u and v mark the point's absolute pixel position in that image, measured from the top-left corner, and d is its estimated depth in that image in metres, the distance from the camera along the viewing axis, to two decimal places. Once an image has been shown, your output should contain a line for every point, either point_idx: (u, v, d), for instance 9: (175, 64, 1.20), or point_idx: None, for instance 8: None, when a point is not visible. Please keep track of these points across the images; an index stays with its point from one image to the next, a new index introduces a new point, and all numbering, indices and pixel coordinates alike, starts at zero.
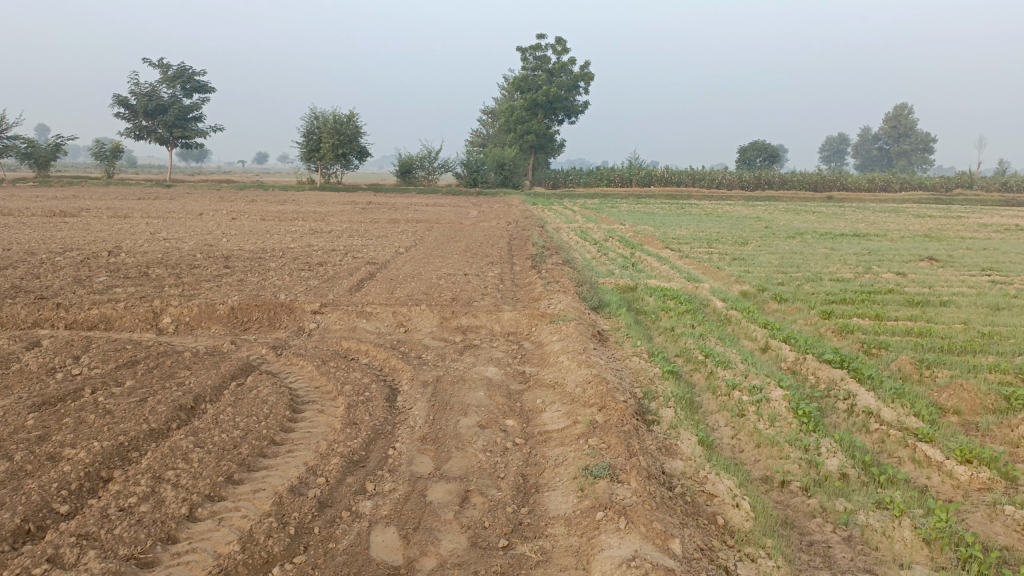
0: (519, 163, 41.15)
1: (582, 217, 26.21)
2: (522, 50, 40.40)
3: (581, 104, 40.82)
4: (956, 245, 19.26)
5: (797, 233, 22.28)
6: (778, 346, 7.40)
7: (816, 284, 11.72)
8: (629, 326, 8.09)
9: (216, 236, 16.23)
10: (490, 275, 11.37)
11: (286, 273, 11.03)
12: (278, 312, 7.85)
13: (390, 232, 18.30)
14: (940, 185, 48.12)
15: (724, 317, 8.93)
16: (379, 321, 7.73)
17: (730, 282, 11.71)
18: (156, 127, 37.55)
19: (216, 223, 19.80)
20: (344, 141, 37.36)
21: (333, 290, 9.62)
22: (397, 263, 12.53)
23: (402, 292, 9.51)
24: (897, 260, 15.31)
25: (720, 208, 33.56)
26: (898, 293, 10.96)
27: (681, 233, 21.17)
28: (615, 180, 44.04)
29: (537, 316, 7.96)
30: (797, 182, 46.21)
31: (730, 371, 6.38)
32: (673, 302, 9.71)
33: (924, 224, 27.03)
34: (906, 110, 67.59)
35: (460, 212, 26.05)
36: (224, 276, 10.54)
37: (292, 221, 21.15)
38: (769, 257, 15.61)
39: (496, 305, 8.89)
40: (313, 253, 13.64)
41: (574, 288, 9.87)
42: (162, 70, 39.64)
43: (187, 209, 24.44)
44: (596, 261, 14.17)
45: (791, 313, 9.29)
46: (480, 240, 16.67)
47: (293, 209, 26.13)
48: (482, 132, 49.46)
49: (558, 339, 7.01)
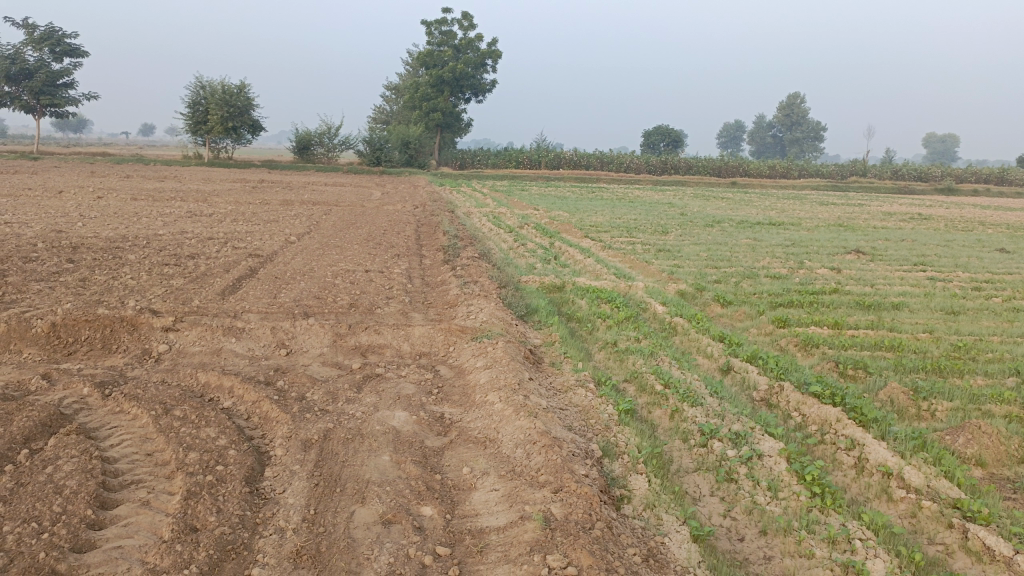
0: (426, 142, 39.24)
1: (492, 200, 24.79)
2: (428, 23, 38.37)
3: (489, 83, 39.28)
4: (873, 235, 18.96)
5: (713, 220, 21.59)
6: (744, 366, 6.20)
7: (754, 281, 10.74)
8: (566, 342, 6.72)
9: (71, 220, 13.87)
10: (397, 271, 9.80)
11: (146, 268, 9.09)
12: (117, 329, 6.03)
13: (282, 216, 16.36)
14: (836, 173, 49.44)
15: (670, 326, 7.69)
16: (253, 340, 6.04)
17: (664, 280, 10.60)
18: (20, 93, 33.50)
19: (76, 203, 17.23)
20: (235, 114, 34.47)
21: (202, 293, 7.85)
22: (286, 256, 10.74)
23: (288, 297, 7.83)
24: (823, 252, 14.63)
25: (630, 193, 32.94)
26: (843, 293, 10.07)
27: (597, 220, 20.09)
28: (523, 162, 42.82)
29: (455, 332, 6.45)
30: (702, 167, 46.36)
31: (699, 407, 5.10)
32: (609, 306, 8.43)
33: (831, 212, 27.07)
34: (799, 99, 69.26)
35: (361, 193, 24.15)
36: (64, 275, 8.50)
37: (169, 202, 18.77)
38: (695, 248, 14.66)
39: (403, 315, 7.33)
40: (186, 242, 11.64)
41: (496, 290, 8.46)
42: (28, 31, 35.56)
43: (48, 186, 21.51)
44: (513, 254, 12.77)
45: (741, 320, 8.17)
46: (383, 227, 15.02)
47: (173, 187, 23.54)
48: (385, 108, 47.25)
49: (484, 365, 5.56)
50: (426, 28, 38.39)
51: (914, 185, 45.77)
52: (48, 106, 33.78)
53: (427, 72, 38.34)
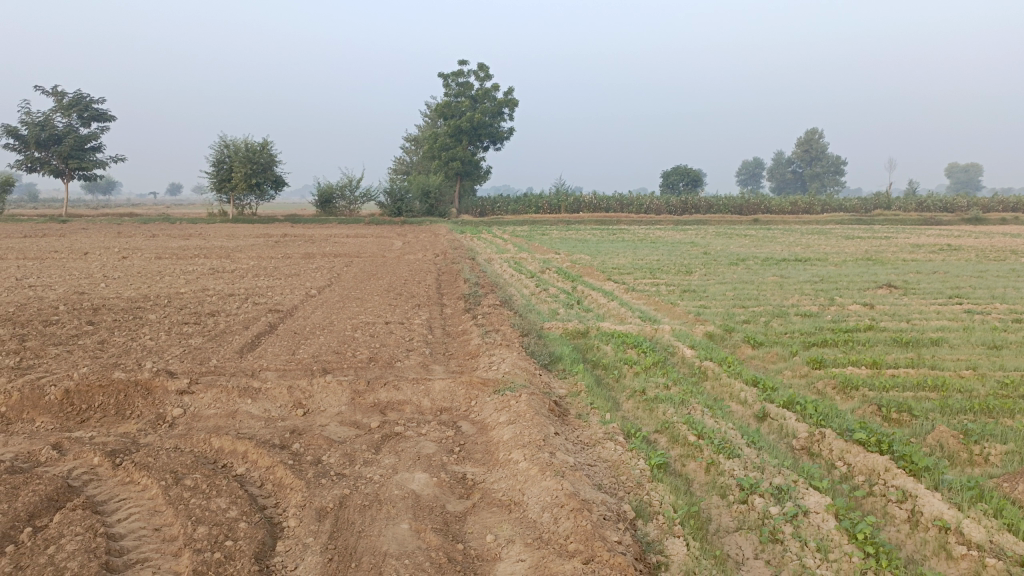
0: (445, 190, 39.54)
1: (513, 245, 24.73)
2: (444, 75, 39.00)
3: (506, 130, 39.62)
4: (903, 268, 18.55)
5: (737, 259, 21.29)
6: (780, 413, 5.90)
7: (785, 321, 10.44)
8: (592, 392, 6.47)
9: (95, 281, 13.95)
10: (417, 323, 9.64)
11: (165, 328, 9.03)
12: (131, 394, 5.89)
13: (303, 270, 16.36)
14: (859, 206, 48.94)
15: (700, 371, 7.41)
16: (269, 401, 5.86)
17: (691, 322, 10.33)
18: (50, 158, 34.34)
19: (100, 264, 17.38)
20: (257, 170, 35.01)
21: (219, 352, 7.73)
22: (306, 310, 10.65)
23: (307, 353, 7.68)
24: (853, 288, 14.28)
25: (651, 234, 32.77)
26: (878, 330, 9.73)
27: (620, 262, 19.90)
28: (543, 207, 42.91)
29: (476, 385, 6.23)
30: (723, 206, 46.18)
31: (737, 459, 4.82)
32: (636, 352, 8.17)
33: (858, 246, 26.64)
34: (817, 134, 69.14)
35: (382, 244, 24.22)
36: (82, 338, 8.44)
37: (192, 259, 18.91)
38: (720, 288, 14.38)
39: (424, 369, 7.13)
40: (206, 300, 11.60)
41: (519, 339, 8.25)
42: (58, 98, 36.63)
43: (75, 248, 21.80)
44: (535, 300, 12.59)
45: (774, 362, 7.86)
46: (403, 277, 14.93)
47: (197, 244, 23.79)
48: (405, 159, 47.84)
49: (507, 420, 5.32)
50: (443, 79, 39.00)
51: (940, 216, 45.14)
52: (76, 170, 34.56)
53: (445, 123, 38.82)
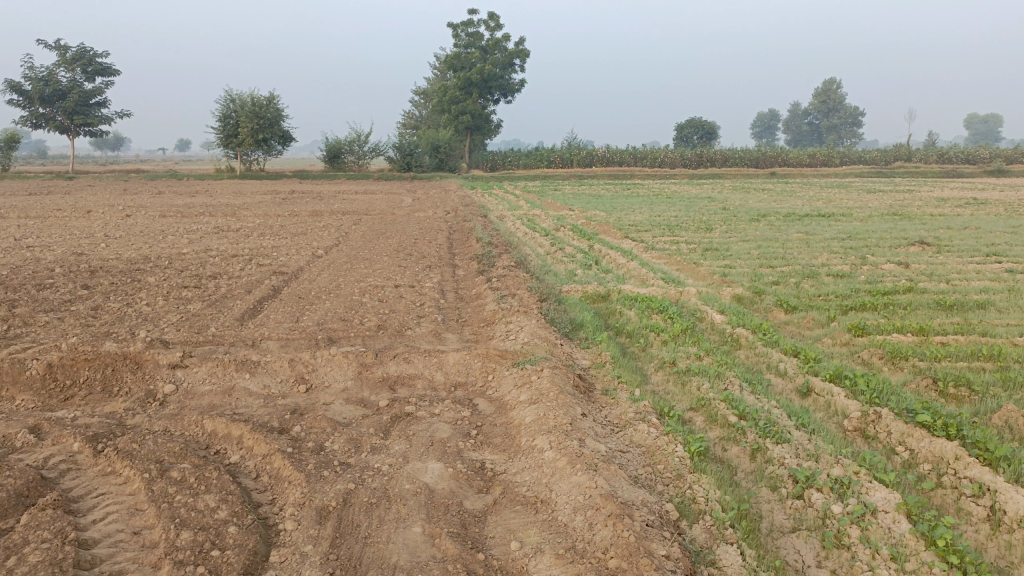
0: (455, 145, 38.74)
1: (525, 202, 24.06)
2: (454, 25, 37.87)
3: (517, 82, 38.61)
4: (932, 223, 17.83)
5: (758, 214, 20.60)
6: (827, 389, 5.38)
7: (817, 281, 9.87)
8: (619, 364, 5.97)
9: (95, 241, 13.48)
10: (428, 285, 9.14)
11: (163, 292, 8.57)
12: (120, 368, 5.43)
13: (310, 228, 15.83)
14: (879, 158, 47.72)
15: (732, 339, 6.88)
16: (269, 375, 5.38)
17: (718, 283, 9.78)
18: (55, 114, 33.69)
19: (102, 223, 16.89)
20: (264, 125, 34.26)
21: (219, 319, 7.25)
22: (312, 272, 10.16)
23: (311, 320, 7.20)
24: (883, 245, 13.62)
25: (666, 188, 32.03)
26: (918, 292, 9.13)
27: (636, 218, 19.26)
28: (555, 161, 42.04)
29: (493, 358, 5.73)
30: (739, 159, 45.12)
31: (787, 445, 4.32)
32: (662, 318, 7.64)
33: (881, 200, 25.85)
34: (834, 85, 67.31)
35: (392, 201, 23.60)
36: (75, 303, 7.99)
37: (198, 217, 18.41)
38: (744, 246, 13.78)
39: (436, 339, 6.65)
40: (208, 261, 11.12)
41: (537, 304, 7.75)
42: (61, 52, 35.82)
43: (79, 206, 21.32)
44: (551, 260, 12.03)
45: (811, 329, 7.31)
46: (414, 236, 14.40)
47: (203, 201, 23.26)
48: (414, 113, 46.90)
49: (529, 399, 4.84)
50: (452, 30, 37.87)
51: (963, 169, 43.94)
52: (82, 125, 33.95)
53: (454, 75, 37.83)
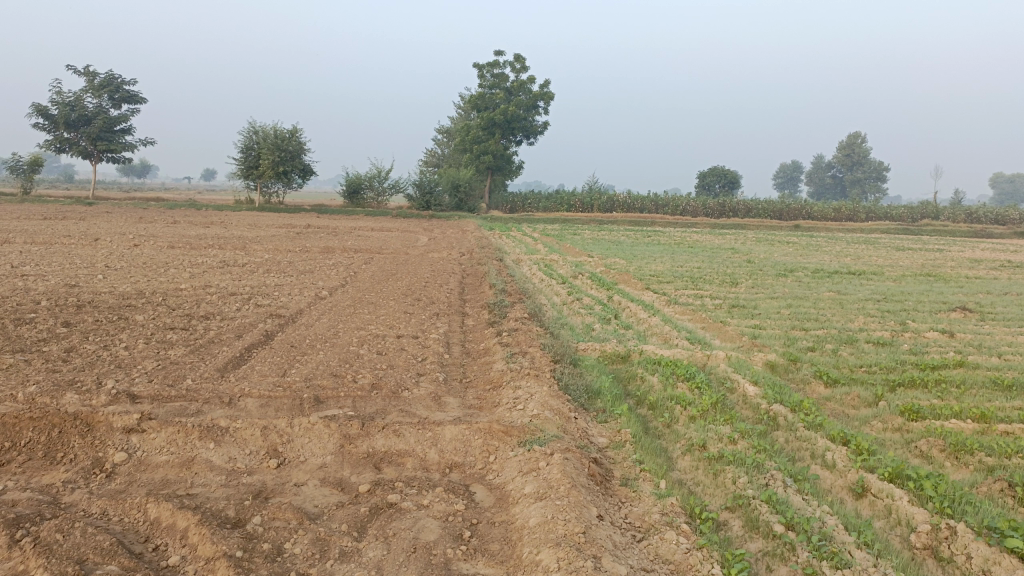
0: (475, 185, 38.40)
1: (543, 246, 23.42)
2: (480, 67, 37.92)
3: (541, 125, 38.42)
4: (969, 287, 16.97)
5: (785, 268, 19.83)
6: (887, 490, 4.60)
7: (856, 349, 9.06)
8: (641, 447, 5.20)
9: (93, 272, 12.92)
10: (433, 337, 8.45)
11: (146, 334, 7.93)
12: (70, 430, 4.73)
13: (318, 266, 15.23)
14: (906, 215, 46.85)
15: (769, 418, 6.09)
16: (237, 446, 4.67)
17: (748, 347, 9.00)
18: (79, 140, 33.71)
19: (107, 252, 16.37)
20: (285, 159, 34.09)
21: (198, 369, 6.57)
22: (311, 315, 9.51)
23: (299, 375, 6.50)
24: (921, 309, 12.79)
25: (688, 237, 31.36)
26: (970, 367, 8.30)
27: (658, 268, 18.56)
28: (575, 205, 41.57)
29: (496, 435, 4.98)
30: (762, 210, 44.43)
31: (848, 571, 3.53)
32: (688, 386, 6.87)
33: (912, 259, 25.01)
34: (859, 139, 66.70)
35: (406, 239, 23.08)
36: (49, 343, 7.36)
37: (207, 249, 17.90)
38: (773, 304, 13.00)
39: (435, 404, 5.91)
40: (205, 299, 10.50)
41: (551, 366, 7.02)
42: (89, 79, 36.06)
43: (89, 233, 20.94)
44: (567, 311, 11.32)
45: (856, 410, 6.51)
46: (425, 279, 13.78)
47: (216, 233, 22.84)
48: (436, 152, 46.87)
49: (535, 492, 4.09)
50: (477, 71, 37.86)
51: (992, 229, 42.95)
52: (104, 152, 33.95)
53: (478, 115, 37.73)
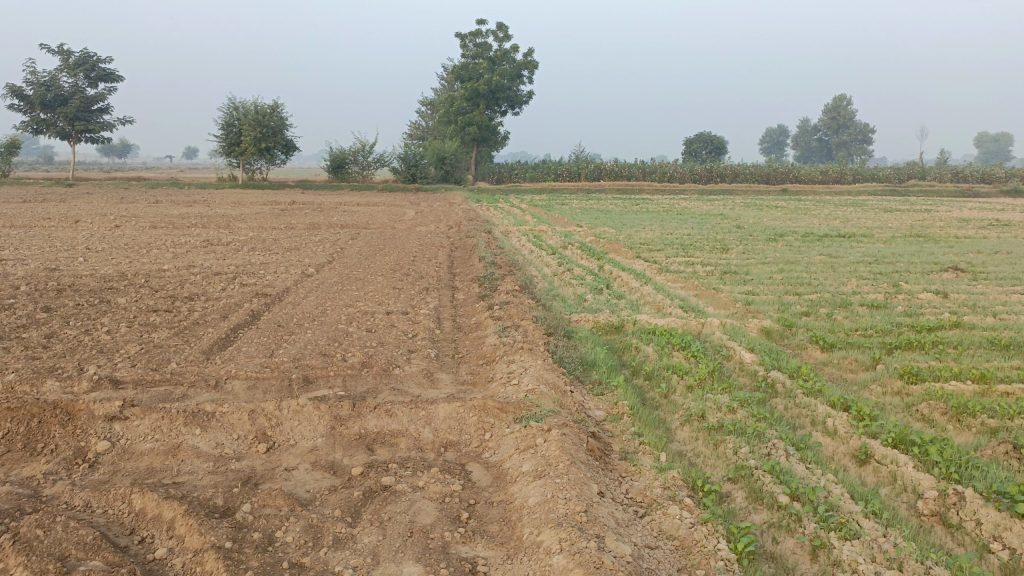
0: (461, 157, 38.01)
1: (531, 216, 23.22)
2: (462, 36, 37.33)
3: (526, 94, 37.96)
4: (959, 247, 16.93)
5: (775, 233, 19.74)
6: (891, 456, 4.52)
7: (851, 313, 8.98)
8: (639, 419, 5.09)
9: (74, 255, 12.65)
10: (423, 312, 8.30)
11: (129, 317, 7.74)
12: (50, 419, 4.57)
13: (305, 243, 15.00)
14: (892, 177, 46.81)
15: (767, 385, 6.00)
16: (225, 431, 4.53)
17: (743, 314, 8.90)
18: (55, 120, 33.03)
19: (88, 234, 16.06)
20: (268, 134, 33.58)
21: (183, 352, 6.40)
22: (298, 294, 9.33)
23: (287, 355, 6.35)
24: (913, 270, 12.73)
25: (676, 204, 31.19)
26: (966, 327, 8.23)
27: (648, 236, 18.44)
28: (562, 174, 41.26)
29: (491, 412, 4.86)
30: (750, 175, 44.27)
31: (857, 542, 3.44)
32: (685, 355, 6.77)
33: (901, 220, 24.97)
34: (845, 101, 66.45)
35: (393, 214, 22.83)
36: (28, 329, 7.17)
37: (191, 229, 17.61)
38: (765, 269, 12.90)
39: (427, 381, 5.78)
40: (189, 279, 10.28)
41: (544, 339, 6.89)
42: (64, 57, 35.28)
43: (70, 215, 20.56)
44: (558, 282, 11.18)
45: (854, 375, 6.43)
46: (414, 253, 13.59)
47: (200, 212, 22.49)
48: (421, 124, 46.35)
49: (533, 471, 3.97)
50: (460, 41, 37.31)
51: (978, 188, 42.99)
52: (82, 132, 33.31)
53: (461, 86, 37.23)
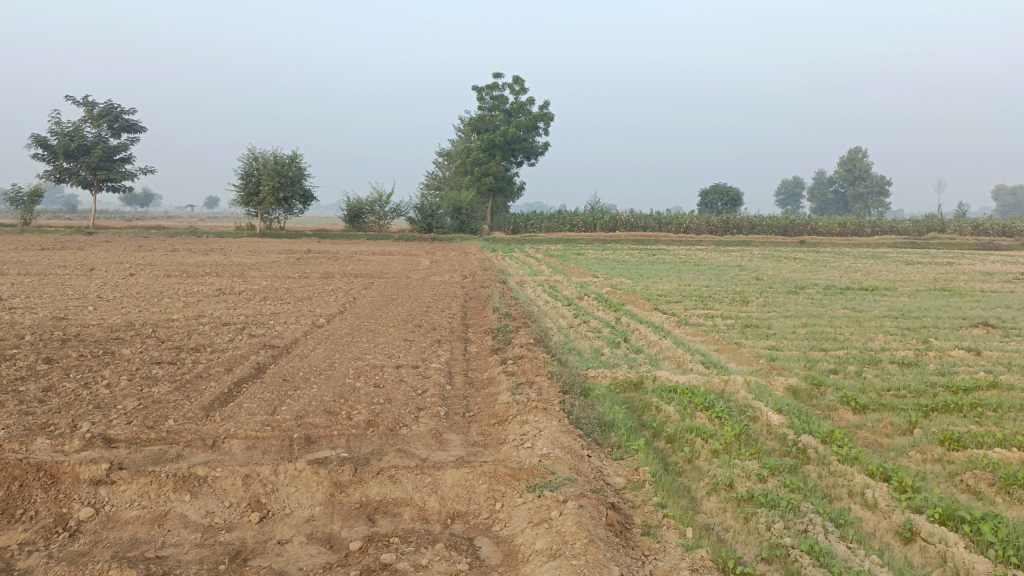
0: (477, 207, 38.10)
1: (546, 267, 23.02)
2: (479, 89, 37.80)
3: (542, 146, 38.19)
4: (986, 301, 16.47)
5: (795, 285, 19.37)
6: (939, 534, 4.13)
7: (881, 371, 8.59)
8: (662, 488, 4.74)
9: (85, 304, 12.50)
10: (434, 366, 8.00)
11: (131, 370, 7.49)
12: (32, 483, 4.28)
13: (317, 292, 14.82)
14: (911, 229, 46.41)
15: (797, 451, 5.62)
16: (217, 498, 4.22)
17: (767, 371, 8.53)
18: (78, 169, 33.48)
19: (101, 282, 15.97)
20: (286, 184, 33.85)
21: (183, 408, 6.12)
22: (306, 345, 9.08)
23: (290, 412, 6.05)
24: (941, 326, 12.31)
25: (693, 255, 30.94)
26: (1005, 388, 7.81)
27: (665, 288, 18.12)
28: (578, 225, 41.22)
29: (503, 479, 4.52)
30: (767, 226, 44.02)
31: None
32: (708, 415, 6.42)
33: (923, 273, 24.53)
34: (861, 153, 66.53)
35: (409, 263, 22.71)
36: (26, 381, 6.93)
37: (204, 277, 17.52)
38: (788, 323, 12.53)
39: (436, 442, 5.46)
40: (197, 330, 10.07)
41: (560, 397, 6.56)
42: (89, 109, 35.97)
43: (86, 263, 20.58)
44: (575, 335, 10.88)
45: (890, 440, 6.03)
46: (427, 304, 13.36)
47: (215, 260, 22.47)
48: (437, 175, 46.71)
49: (547, 550, 3.62)
50: (477, 94, 37.77)
51: (999, 241, 42.43)
52: (104, 181, 33.71)
53: (478, 137, 37.54)
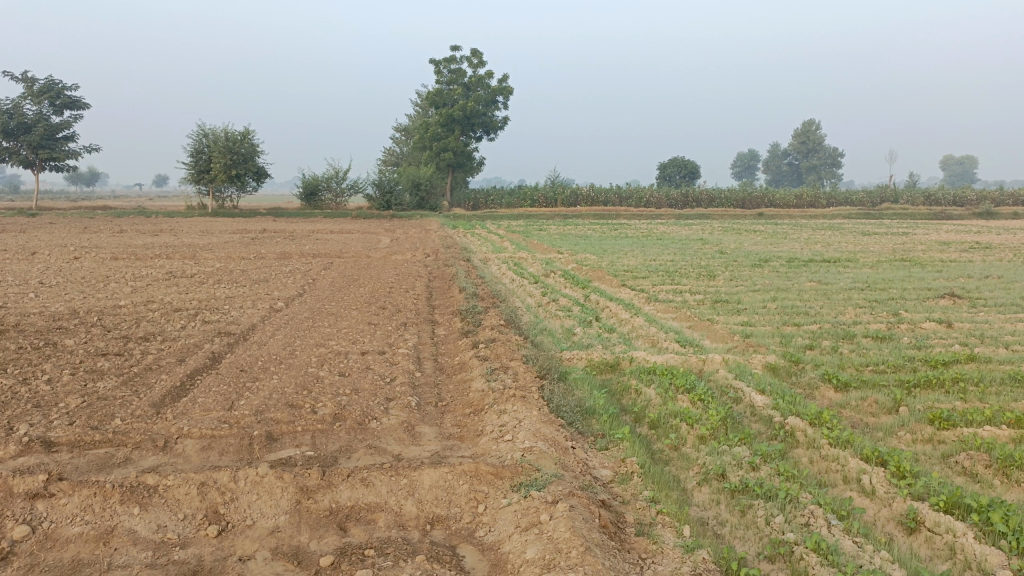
0: (437, 183, 37.47)
1: (510, 243, 22.66)
2: (436, 62, 37.03)
3: (501, 120, 37.63)
4: (947, 271, 16.59)
5: (760, 258, 19.35)
6: (946, 523, 3.92)
7: (858, 346, 8.45)
8: (652, 481, 4.46)
9: (26, 290, 11.79)
10: (401, 351, 7.63)
11: (74, 363, 6.96)
12: None
13: (275, 274, 14.26)
14: (866, 200, 47.08)
15: (785, 434, 5.41)
16: (171, 511, 3.81)
17: (744, 348, 8.33)
18: (19, 148, 31.94)
19: (44, 267, 15.17)
20: (238, 161, 32.78)
21: (132, 405, 5.65)
22: (265, 332, 8.61)
23: (249, 406, 5.62)
24: (909, 297, 12.30)
25: (654, 229, 30.86)
26: (983, 360, 7.72)
27: (631, 263, 17.89)
28: (539, 200, 40.86)
29: (484, 478, 4.20)
30: (726, 199, 44.20)
31: None
32: (692, 398, 6.18)
33: (881, 243, 24.78)
34: (814, 126, 67.19)
35: (369, 241, 22.15)
36: None
37: (155, 260, 16.78)
38: (758, 297, 12.39)
39: (409, 436, 5.10)
40: (147, 317, 9.51)
41: (537, 383, 6.25)
42: (28, 85, 34.33)
43: (28, 246, 19.62)
44: (544, 314, 10.57)
45: (877, 419, 5.86)
46: (390, 284, 12.91)
47: (166, 241, 21.62)
48: (395, 150, 45.85)
49: (539, 560, 3.31)
50: (434, 67, 36.99)
51: (950, 211, 43.24)
52: (47, 160, 32.23)
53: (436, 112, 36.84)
